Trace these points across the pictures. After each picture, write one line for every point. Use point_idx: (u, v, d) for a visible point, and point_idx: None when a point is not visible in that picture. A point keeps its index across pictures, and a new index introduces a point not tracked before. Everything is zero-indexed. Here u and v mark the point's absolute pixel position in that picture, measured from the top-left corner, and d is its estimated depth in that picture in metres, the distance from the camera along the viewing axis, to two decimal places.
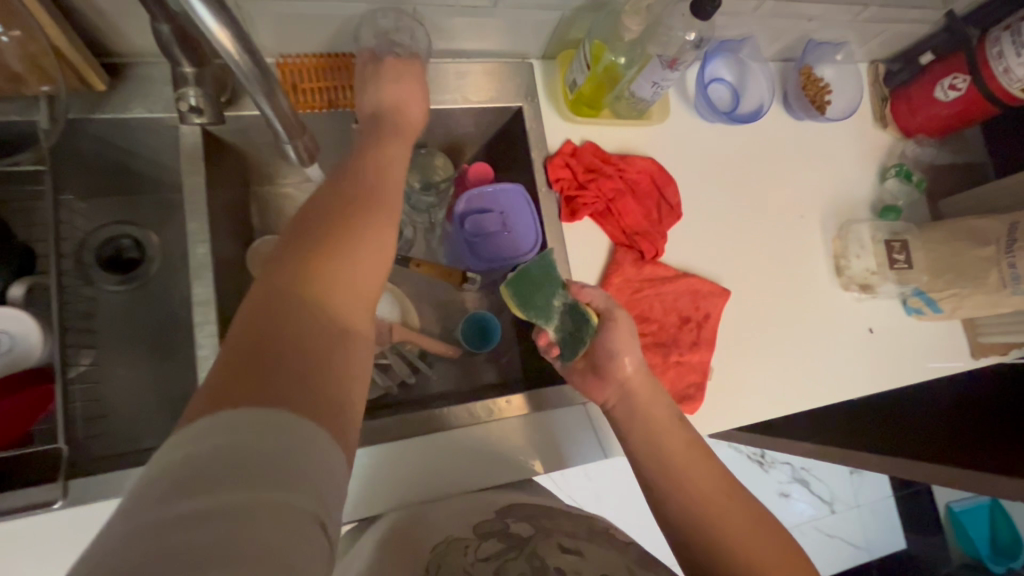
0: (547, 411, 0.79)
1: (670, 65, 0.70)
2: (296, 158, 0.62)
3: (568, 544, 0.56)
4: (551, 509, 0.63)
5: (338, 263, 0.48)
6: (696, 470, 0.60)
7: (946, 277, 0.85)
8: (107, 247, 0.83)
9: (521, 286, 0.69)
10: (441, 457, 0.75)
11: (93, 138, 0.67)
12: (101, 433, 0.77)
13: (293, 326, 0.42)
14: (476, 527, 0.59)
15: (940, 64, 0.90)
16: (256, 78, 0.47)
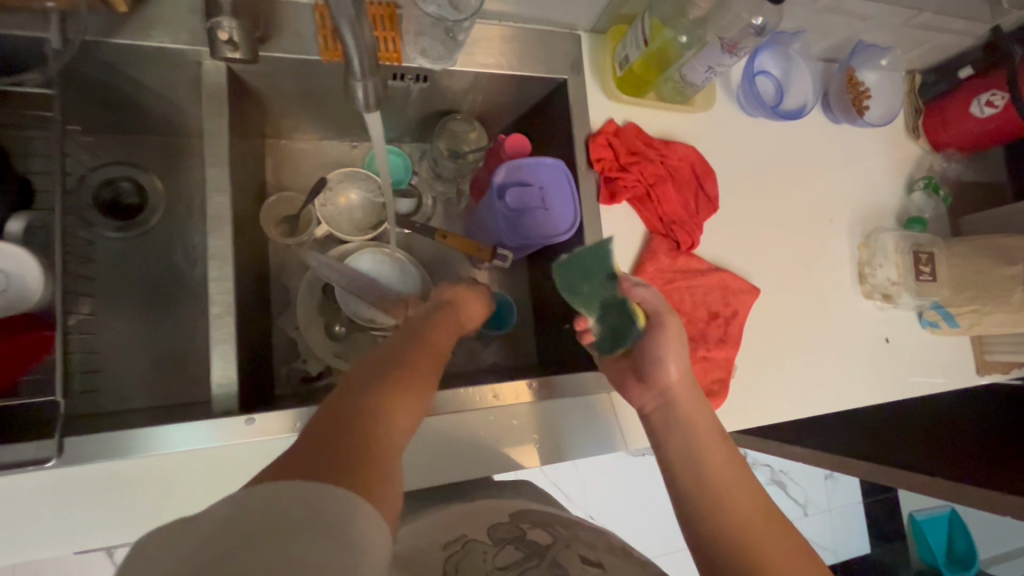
0: (557, 400, 0.75)
1: (730, 49, 0.68)
2: (361, 100, 0.52)
3: (590, 556, 0.50)
4: (564, 518, 0.58)
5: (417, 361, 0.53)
6: (740, 490, 0.57)
7: (968, 293, 0.86)
8: (104, 189, 0.77)
9: (571, 270, 0.66)
10: (437, 448, 0.71)
11: (106, 64, 0.61)
12: (93, 389, 0.71)
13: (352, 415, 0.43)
14: (490, 529, 0.53)
15: (980, 80, 0.89)
16: None
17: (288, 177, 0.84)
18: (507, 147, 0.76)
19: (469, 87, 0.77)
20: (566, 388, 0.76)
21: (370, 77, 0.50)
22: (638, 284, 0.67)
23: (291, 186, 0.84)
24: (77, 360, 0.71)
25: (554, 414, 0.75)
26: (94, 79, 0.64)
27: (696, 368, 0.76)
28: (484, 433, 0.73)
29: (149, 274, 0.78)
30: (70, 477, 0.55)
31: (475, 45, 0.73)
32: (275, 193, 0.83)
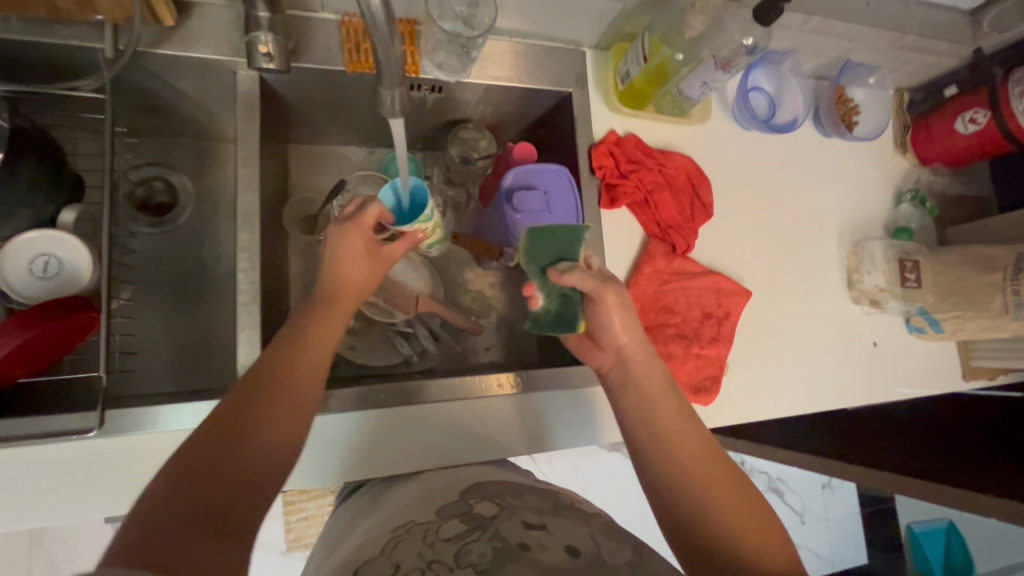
0: (534, 393, 0.80)
1: (723, 66, 0.73)
2: (389, 110, 0.56)
3: (532, 520, 0.55)
4: (517, 488, 0.64)
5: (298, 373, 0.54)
6: (687, 440, 0.59)
7: (952, 299, 0.90)
8: (139, 188, 0.82)
9: (542, 238, 0.69)
10: (438, 437, 0.76)
11: (152, 73, 0.67)
12: (133, 369, 0.77)
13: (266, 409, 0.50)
14: (441, 510, 0.60)
15: (963, 99, 0.94)
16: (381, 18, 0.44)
17: (308, 180, 0.90)
18: (515, 155, 0.82)
19: (480, 98, 0.82)
20: (549, 381, 0.80)
21: (396, 88, 0.54)
22: (567, 270, 0.66)
23: (311, 188, 0.90)
24: (119, 342, 0.77)
25: (531, 405, 0.80)
26: (138, 86, 0.70)
27: (690, 364, 0.80)
28: (464, 420, 0.77)
29: (179, 267, 0.84)
30: (111, 445, 0.60)
31: (486, 59, 0.78)
32: (296, 194, 0.88)
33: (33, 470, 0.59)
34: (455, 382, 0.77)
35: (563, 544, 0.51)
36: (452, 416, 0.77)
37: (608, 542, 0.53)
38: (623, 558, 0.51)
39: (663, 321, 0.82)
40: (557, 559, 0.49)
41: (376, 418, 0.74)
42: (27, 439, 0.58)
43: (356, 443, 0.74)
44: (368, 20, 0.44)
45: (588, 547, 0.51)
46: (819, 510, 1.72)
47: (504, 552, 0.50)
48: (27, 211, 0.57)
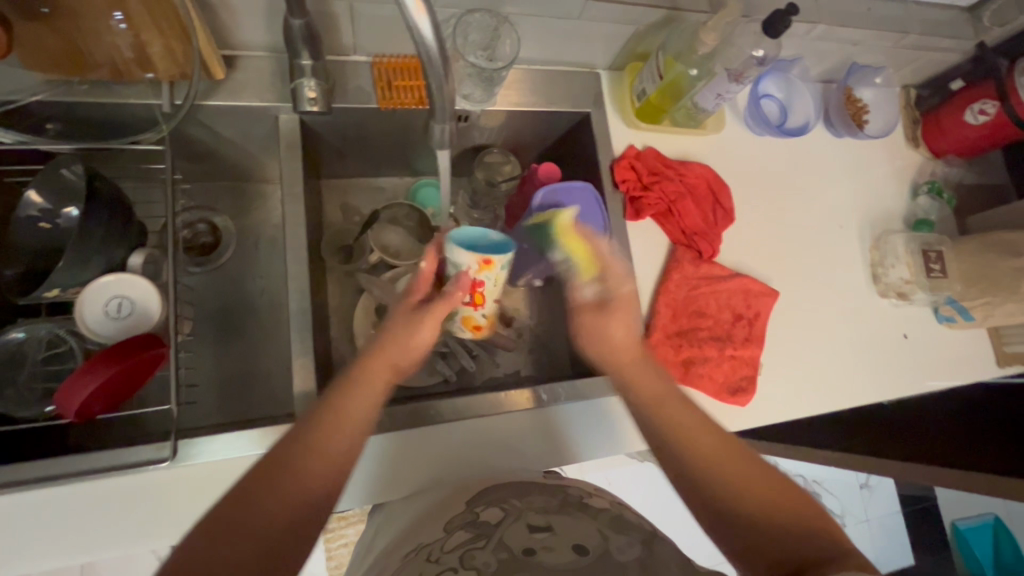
0: (563, 403, 0.82)
1: (738, 78, 0.76)
2: (439, 141, 0.60)
3: (536, 522, 0.57)
4: (524, 488, 0.66)
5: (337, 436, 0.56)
6: (688, 439, 0.62)
7: (980, 286, 0.91)
8: (184, 231, 0.87)
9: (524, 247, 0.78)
10: (474, 450, 0.78)
11: (201, 122, 0.72)
12: (196, 401, 0.81)
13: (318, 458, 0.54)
14: (446, 526, 0.61)
15: (970, 90, 0.97)
16: (439, 63, 0.48)
17: (341, 211, 0.94)
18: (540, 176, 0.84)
19: (502, 124, 0.86)
20: (580, 390, 0.83)
21: (447, 121, 0.58)
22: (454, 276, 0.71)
23: (346, 219, 0.94)
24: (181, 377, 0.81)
25: (559, 414, 0.82)
26: (187, 136, 0.75)
27: (725, 366, 0.82)
28: (495, 431, 0.79)
29: (225, 303, 0.88)
30: (178, 474, 0.63)
31: (508, 87, 0.83)
32: (331, 227, 0.92)
33: (104, 503, 0.62)
34: (484, 397, 0.80)
35: (571, 543, 0.53)
36: (485, 428, 0.79)
37: (619, 537, 0.55)
38: (634, 554, 0.53)
39: (695, 325, 0.83)
40: (564, 559, 0.51)
41: (414, 435, 0.77)
42: (102, 473, 0.61)
43: (394, 461, 0.76)
44: (425, 62, 0.48)
45: (597, 543, 0.54)
46: (859, 511, 1.70)
47: (507, 561, 0.52)
48: (101, 259, 0.61)
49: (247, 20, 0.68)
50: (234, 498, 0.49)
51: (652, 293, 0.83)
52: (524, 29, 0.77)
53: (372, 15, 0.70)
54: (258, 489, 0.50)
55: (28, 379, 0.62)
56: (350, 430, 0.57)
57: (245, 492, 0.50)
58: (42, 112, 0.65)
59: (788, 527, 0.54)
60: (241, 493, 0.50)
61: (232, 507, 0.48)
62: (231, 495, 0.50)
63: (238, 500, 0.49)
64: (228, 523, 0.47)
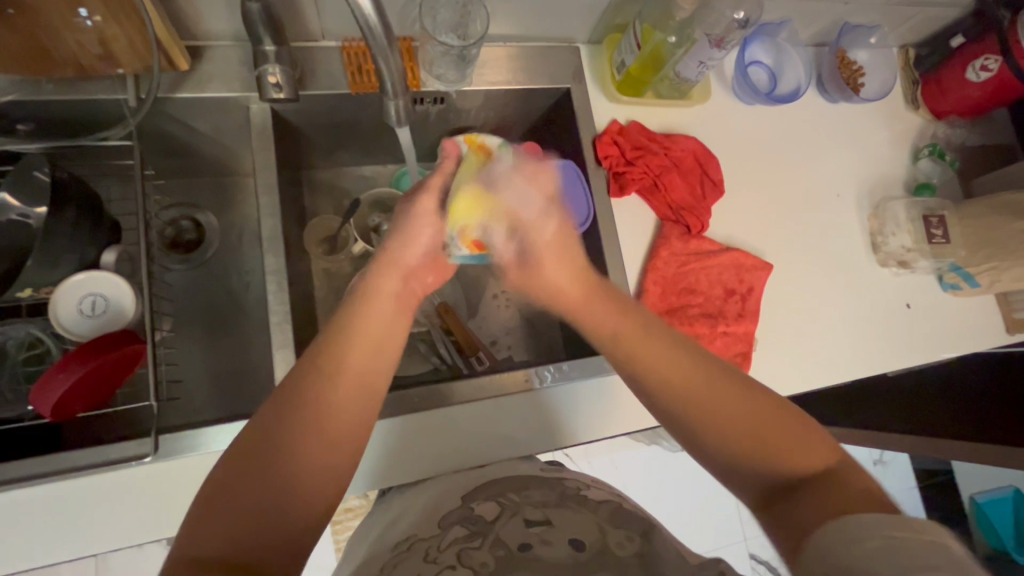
0: (554, 387, 0.80)
1: (718, 44, 0.73)
2: (395, 118, 0.60)
3: (534, 517, 0.56)
4: (522, 483, 0.65)
5: (332, 372, 0.53)
6: (667, 362, 0.58)
7: (985, 251, 0.87)
8: (167, 228, 0.86)
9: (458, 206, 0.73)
10: (469, 435, 0.78)
11: (171, 116, 0.72)
12: (179, 398, 0.81)
13: (309, 400, 0.51)
14: (443, 520, 0.60)
15: (971, 47, 0.92)
16: (382, 40, 0.47)
17: (324, 202, 0.93)
18: None
19: (481, 105, 0.84)
20: (573, 372, 0.81)
21: (399, 98, 0.58)
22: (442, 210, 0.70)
23: (329, 210, 0.93)
24: (163, 372, 0.80)
25: (549, 399, 0.80)
26: (159, 131, 0.74)
27: (718, 342, 0.80)
28: (488, 419, 0.78)
29: (211, 299, 0.88)
30: (162, 471, 0.63)
31: (483, 66, 0.81)
32: (314, 218, 0.92)
33: (99, 502, 0.62)
34: (476, 381, 0.78)
35: (568, 538, 0.53)
36: (479, 415, 0.78)
37: (617, 531, 0.54)
38: (633, 549, 0.52)
39: (686, 302, 0.81)
40: (562, 555, 0.50)
41: (405, 425, 0.76)
42: (90, 469, 0.61)
43: (383, 452, 0.76)
44: (369, 39, 0.46)
45: (595, 538, 0.53)
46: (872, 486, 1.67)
47: (506, 560, 0.51)
48: (72, 257, 0.61)
49: (210, 8, 0.66)
50: (254, 447, 0.48)
51: (639, 271, 0.81)
52: (495, 3, 0.75)
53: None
54: (275, 436, 0.49)
55: (10, 381, 0.62)
56: (367, 360, 0.56)
57: (265, 440, 0.49)
58: (11, 113, 0.64)
59: (778, 459, 0.52)
60: (247, 440, 0.49)
61: (252, 456, 0.48)
62: (246, 444, 0.48)
63: (254, 451, 0.48)
64: (238, 469, 0.47)
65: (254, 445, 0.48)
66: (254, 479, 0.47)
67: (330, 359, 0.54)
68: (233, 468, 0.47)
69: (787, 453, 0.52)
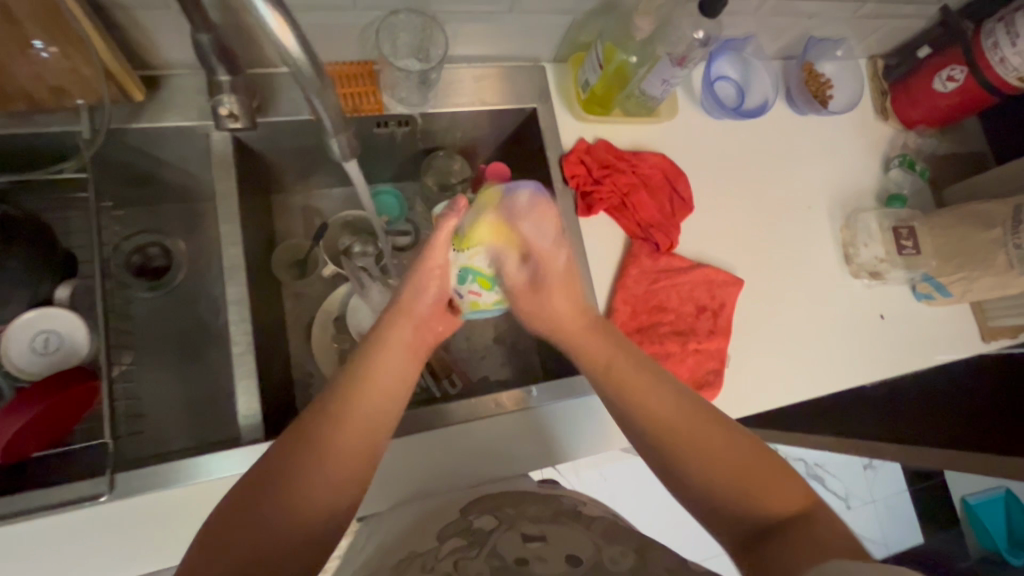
0: (540, 407, 0.80)
1: (680, 62, 0.73)
2: (339, 154, 0.58)
3: (531, 531, 0.55)
4: (518, 497, 0.64)
5: (342, 413, 0.55)
6: (654, 404, 0.59)
7: (955, 261, 0.87)
8: (135, 255, 0.84)
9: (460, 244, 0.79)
10: (459, 454, 0.77)
11: (129, 146, 0.71)
12: (140, 432, 0.79)
13: (321, 438, 0.53)
14: (438, 534, 0.58)
15: (938, 56, 0.92)
16: (310, 77, 0.46)
17: (295, 225, 0.93)
18: (489, 177, 0.83)
19: (448, 126, 0.84)
20: (543, 396, 0.80)
21: (341, 134, 0.56)
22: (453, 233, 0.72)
23: (299, 233, 0.93)
24: (122, 407, 0.78)
25: (537, 418, 0.80)
26: (119, 161, 0.73)
27: (690, 360, 0.79)
28: (482, 438, 0.78)
29: (178, 326, 0.86)
30: (119, 513, 0.60)
31: (447, 88, 0.80)
32: (284, 242, 0.91)
33: (62, 543, 0.59)
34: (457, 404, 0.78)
35: (564, 553, 0.51)
36: (471, 435, 0.77)
37: (612, 547, 0.53)
38: (627, 566, 0.50)
39: (656, 320, 0.81)
40: (558, 568, 0.49)
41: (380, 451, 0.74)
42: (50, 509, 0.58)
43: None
44: (296, 76, 0.45)
45: (589, 553, 0.52)
46: (864, 492, 1.66)
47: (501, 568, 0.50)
48: (22, 293, 0.60)
49: (165, 39, 0.66)
50: (266, 475, 0.50)
51: (609, 290, 0.81)
52: (456, 26, 0.75)
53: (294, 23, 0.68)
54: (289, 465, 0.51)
55: None
56: (377, 404, 0.58)
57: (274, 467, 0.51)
58: None
59: (754, 504, 0.52)
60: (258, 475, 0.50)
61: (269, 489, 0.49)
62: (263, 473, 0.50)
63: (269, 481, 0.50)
64: (245, 504, 0.48)
65: (263, 479, 0.50)
66: (259, 516, 0.48)
67: (343, 401, 0.56)
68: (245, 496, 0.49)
69: (773, 487, 0.53)
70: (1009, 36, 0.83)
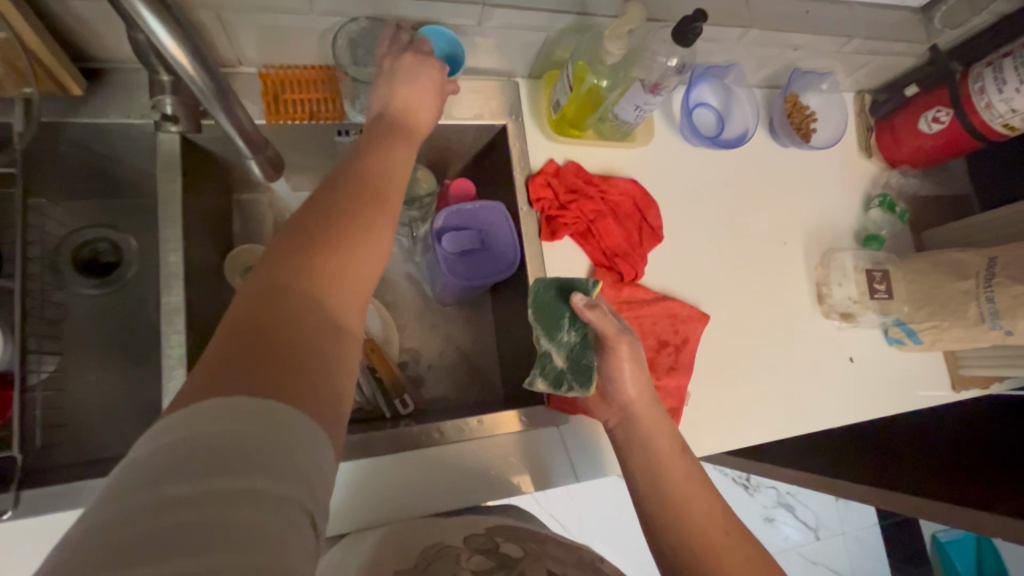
0: (536, 429, 0.77)
1: (652, 90, 0.70)
2: (259, 173, 0.67)
3: (556, 569, 0.53)
4: (537, 534, 0.61)
5: (321, 286, 0.41)
6: (683, 478, 0.62)
7: (927, 309, 0.85)
8: (83, 250, 0.82)
9: (546, 309, 0.70)
10: (435, 474, 0.73)
11: (68, 140, 0.68)
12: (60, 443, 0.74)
13: (285, 313, 0.38)
14: (466, 540, 0.58)
15: (924, 97, 0.91)
16: (212, 91, 0.51)
17: (253, 228, 0.89)
18: (453, 194, 0.80)
19: None
20: (536, 420, 0.78)
21: (257, 156, 0.65)
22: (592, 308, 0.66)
23: (257, 236, 0.89)
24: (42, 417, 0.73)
25: (528, 442, 0.77)
26: (59, 154, 0.70)
27: None
28: (466, 460, 0.74)
29: (118, 328, 0.82)
30: (25, 529, 0.58)
31: None
32: (240, 244, 0.87)
33: None
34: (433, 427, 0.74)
35: None
36: (458, 456, 0.74)
37: None
38: None
39: None
40: None
41: (355, 468, 0.71)
42: None
43: (331, 493, 0.70)
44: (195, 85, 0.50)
45: None
46: (832, 525, 1.63)
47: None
48: None
49: (110, 32, 0.63)
50: (205, 474, 0.29)
51: None
52: None
53: (249, 24, 0.65)
54: (264, 371, 0.34)
55: None
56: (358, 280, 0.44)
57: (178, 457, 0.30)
58: None
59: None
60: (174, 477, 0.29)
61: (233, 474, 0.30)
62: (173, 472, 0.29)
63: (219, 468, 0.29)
64: (205, 429, 0.31)
65: (223, 376, 0.33)
66: (240, 419, 0.32)
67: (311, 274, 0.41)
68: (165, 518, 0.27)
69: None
70: (996, 82, 0.80)
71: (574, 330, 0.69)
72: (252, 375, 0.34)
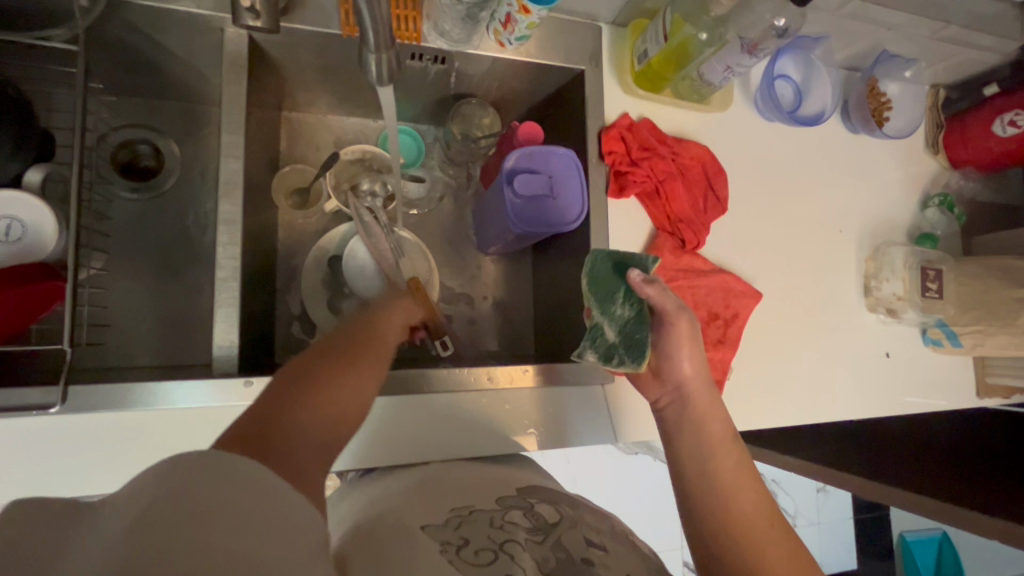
0: (561, 385, 0.74)
1: (750, 50, 0.67)
2: (375, 74, 0.56)
3: (594, 538, 0.48)
4: (571, 499, 0.57)
5: (342, 376, 0.47)
6: (723, 453, 0.59)
7: (973, 313, 0.86)
8: (122, 150, 0.77)
9: (600, 280, 0.65)
10: (462, 425, 0.71)
11: (128, 24, 0.63)
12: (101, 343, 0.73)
13: (311, 399, 0.44)
14: (498, 500, 0.52)
15: (1002, 99, 0.89)
16: None
17: (301, 150, 0.85)
18: (520, 135, 0.76)
19: (488, 73, 0.77)
20: (568, 373, 0.74)
21: (384, 52, 0.54)
22: (653, 283, 0.62)
23: (304, 158, 0.86)
24: (87, 314, 0.71)
25: (559, 398, 0.74)
26: (116, 39, 0.65)
27: None
28: (494, 413, 0.72)
29: (157, 236, 0.79)
30: (70, 425, 0.57)
31: None
32: (289, 165, 0.84)
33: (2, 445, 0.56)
34: (465, 372, 0.71)
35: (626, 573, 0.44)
36: (487, 404, 0.72)
37: None
38: None
39: None
40: None
41: (384, 403, 0.69)
42: None
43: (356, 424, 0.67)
44: None
45: None
46: (813, 513, 1.66)
47: (566, 564, 0.43)
48: None
49: None
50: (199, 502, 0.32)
51: None
52: None
53: None
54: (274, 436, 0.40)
55: None
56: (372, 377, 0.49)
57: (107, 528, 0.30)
58: None
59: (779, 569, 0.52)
60: (136, 527, 0.29)
61: (236, 487, 0.33)
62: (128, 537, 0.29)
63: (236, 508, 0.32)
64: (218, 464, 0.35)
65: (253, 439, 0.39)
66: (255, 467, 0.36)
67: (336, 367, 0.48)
68: (147, 552, 0.28)
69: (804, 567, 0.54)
70: None
71: (630, 307, 0.64)
72: (265, 438, 0.39)
